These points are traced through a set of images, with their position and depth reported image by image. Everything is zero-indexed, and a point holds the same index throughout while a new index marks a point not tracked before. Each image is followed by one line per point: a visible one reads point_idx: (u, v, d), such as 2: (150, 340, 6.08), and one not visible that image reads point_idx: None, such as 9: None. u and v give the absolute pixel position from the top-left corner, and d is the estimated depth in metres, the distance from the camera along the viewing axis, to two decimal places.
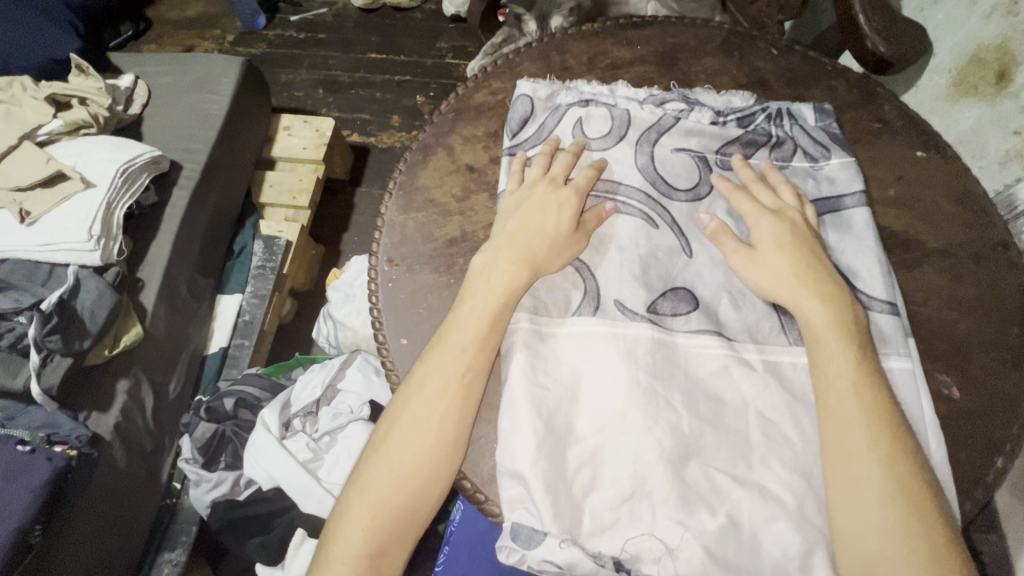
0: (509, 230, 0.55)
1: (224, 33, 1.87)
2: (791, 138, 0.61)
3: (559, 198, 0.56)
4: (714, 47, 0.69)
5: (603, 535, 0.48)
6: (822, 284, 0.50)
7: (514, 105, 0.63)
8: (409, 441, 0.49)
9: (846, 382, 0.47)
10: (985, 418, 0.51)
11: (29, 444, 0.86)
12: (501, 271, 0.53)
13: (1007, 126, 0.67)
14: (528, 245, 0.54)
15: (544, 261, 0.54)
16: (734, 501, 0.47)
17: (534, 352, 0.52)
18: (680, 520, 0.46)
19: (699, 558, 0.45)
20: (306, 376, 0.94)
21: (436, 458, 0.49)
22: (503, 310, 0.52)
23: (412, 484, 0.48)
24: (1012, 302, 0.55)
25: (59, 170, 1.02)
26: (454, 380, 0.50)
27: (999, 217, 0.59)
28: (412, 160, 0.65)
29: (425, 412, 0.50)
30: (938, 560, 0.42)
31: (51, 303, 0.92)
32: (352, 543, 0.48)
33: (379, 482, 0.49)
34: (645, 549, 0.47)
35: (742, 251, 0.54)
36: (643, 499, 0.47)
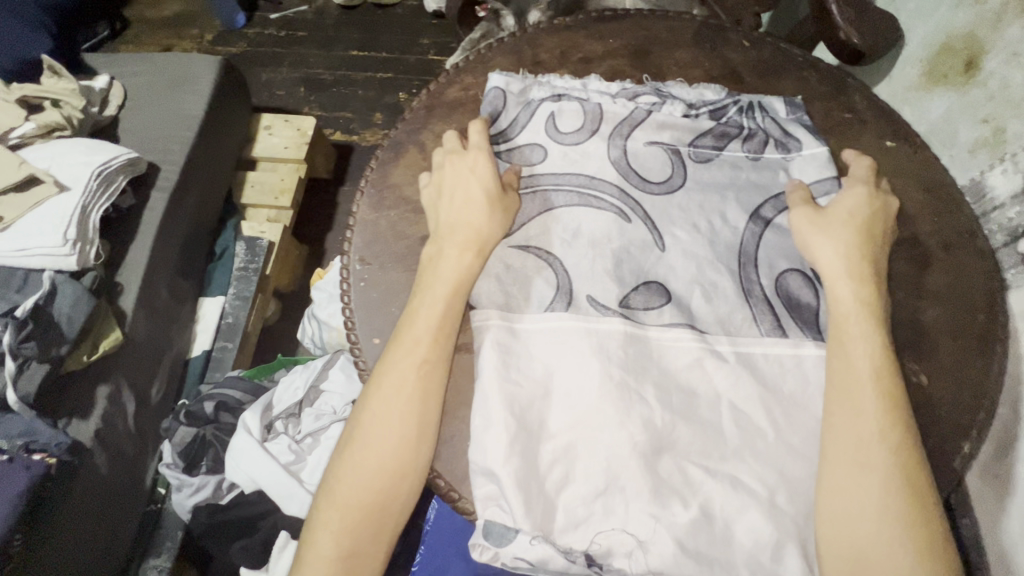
0: (443, 217, 0.57)
1: (202, 32, 1.84)
2: (762, 129, 0.61)
3: (465, 170, 0.57)
4: (687, 39, 0.68)
5: (575, 530, 0.48)
6: (866, 262, 0.52)
7: (486, 98, 0.63)
8: (370, 441, 0.50)
9: (864, 368, 0.48)
10: (952, 405, 0.52)
11: (6, 453, 0.85)
12: (448, 261, 0.54)
13: (976, 115, 0.67)
14: (469, 231, 0.55)
15: (488, 235, 0.55)
16: (706, 492, 0.47)
17: (507, 348, 0.51)
18: (652, 514, 0.47)
19: (671, 549, 0.46)
20: (289, 377, 0.94)
21: (400, 454, 0.49)
22: (456, 297, 0.53)
23: (381, 482, 0.49)
24: (978, 289, 0.55)
25: (32, 174, 1.01)
26: (411, 373, 0.51)
27: (966, 206, 0.59)
28: (383, 157, 0.64)
29: (386, 412, 0.50)
30: (925, 547, 0.44)
31: (26, 309, 0.91)
32: (324, 547, 0.48)
33: (347, 484, 0.49)
34: (616, 544, 0.47)
35: (807, 220, 0.54)
36: (616, 494, 0.47)
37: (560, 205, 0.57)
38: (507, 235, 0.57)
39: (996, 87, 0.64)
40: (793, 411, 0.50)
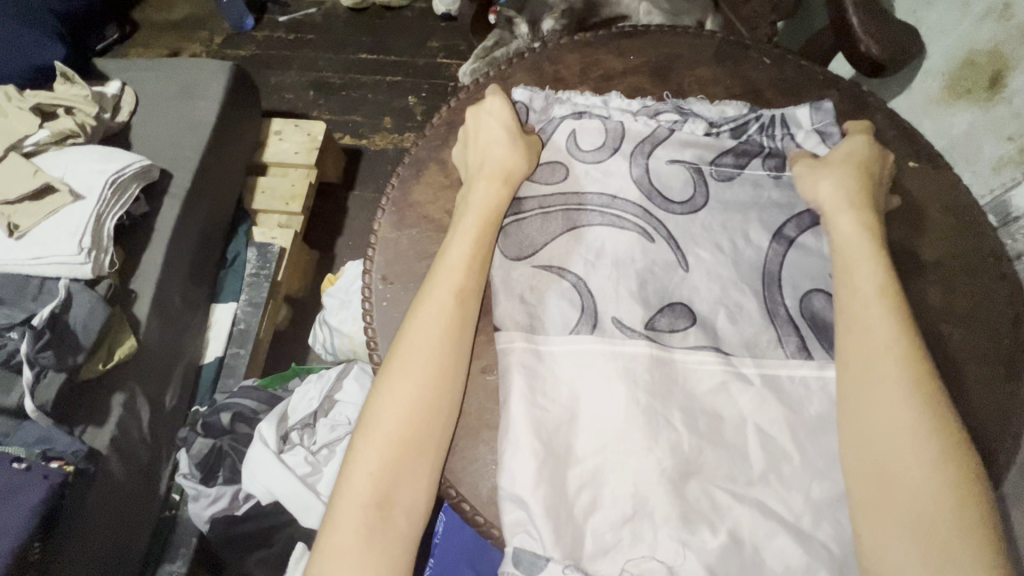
0: (473, 156, 0.60)
1: (211, 35, 1.84)
2: (785, 146, 0.61)
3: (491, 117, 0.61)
4: (707, 56, 0.68)
5: (605, 557, 0.47)
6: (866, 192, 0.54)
7: (507, 114, 0.63)
8: (403, 389, 0.50)
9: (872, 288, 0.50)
10: (976, 432, 0.51)
11: (25, 462, 0.86)
12: (480, 196, 0.57)
13: (1002, 133, 0.67)
14: (500, 164, 0.58)
15: (518, 173, 0.58)
16: (736, 517, 0.47)
17: (530, 370, 0.52)
18: (682, 540, 0.46)
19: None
20: (302, 388, 0.95)
21: (437, 386, 0.51)
22: (485, 233, 0.56)
23: (420, 414, 0.50)
24: (1002, 314, 0.55)
25: (47, 182, 1.01)
26: (447, 304, 0.53)
27: (990, 229, 0.58)
28: (404, 174, 0.64)
29: (417, 363, 0.51)
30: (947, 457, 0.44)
31: (43, 318, 0.92)
32: (361, 492, 0.48)
33: (384, 429, 0.49)
34: (646, 571, 0.46)
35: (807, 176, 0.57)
36: (644, 519, 0.47)
37: (592, 224, 0.57)
38: (529, 256, 0.57)
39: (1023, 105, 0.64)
40: (819, 437, 0.50)
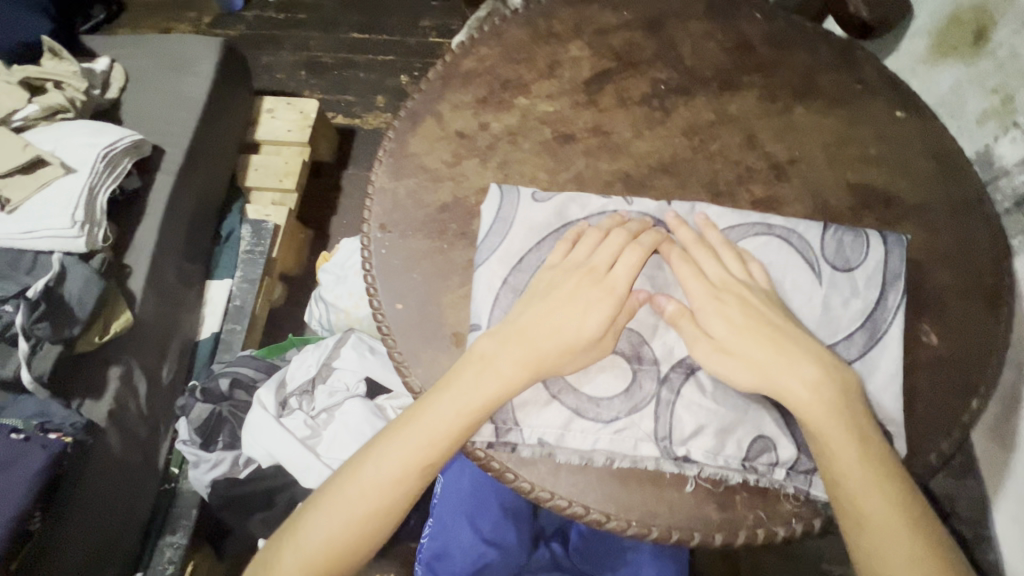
0: (520, 320, 0.49)
1: (200, 15, 1.82)
2: (830, 319, 0.50)
3: (590, 294, 0.48)
4: (699, 12, 0.67)
5: (549, 419, 0.48)
6: (804, 365, 0.45)
7: (501, 215, 0.54)
8: (354, 502, 0.47)
9: (820, 416, 0.44)
10: (962, 364, 0.52)
11: (22, 432, 0.86)
12: (496, 376, 0.47)
13: (984, 86, 0.69)
14: (534, 352, 0.47)
15: (552, 368, 0.48)
16: (684, 401, 0.47)
17: (505, 235, 0.53)
18: (625, 407, 0.48)
19: (644, 439, 0.47)
20: (300, 356, 0.94)
21: (389, 497, 0.47)
22: (479, 416, 0.47)
23: (364, 525, 0.47)
24: (986, 254, 0.56)
25: (38, 155, 1.00)
26: (412, 467, 0.47)
27: (974, 176, 0.59)
28: (400, 128, 0.61)
29: (381, 488, 0.47)
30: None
31: (37, 291, 0.91)
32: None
33: (316, 543, 0.46)
34: (581, 433, 0.47)
35: (707, 338, 0.47)
36: (593, 392, 0.48)
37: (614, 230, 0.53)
38: (529, 215, 0.54)
39: (1005, 57, 0.66)
40: None
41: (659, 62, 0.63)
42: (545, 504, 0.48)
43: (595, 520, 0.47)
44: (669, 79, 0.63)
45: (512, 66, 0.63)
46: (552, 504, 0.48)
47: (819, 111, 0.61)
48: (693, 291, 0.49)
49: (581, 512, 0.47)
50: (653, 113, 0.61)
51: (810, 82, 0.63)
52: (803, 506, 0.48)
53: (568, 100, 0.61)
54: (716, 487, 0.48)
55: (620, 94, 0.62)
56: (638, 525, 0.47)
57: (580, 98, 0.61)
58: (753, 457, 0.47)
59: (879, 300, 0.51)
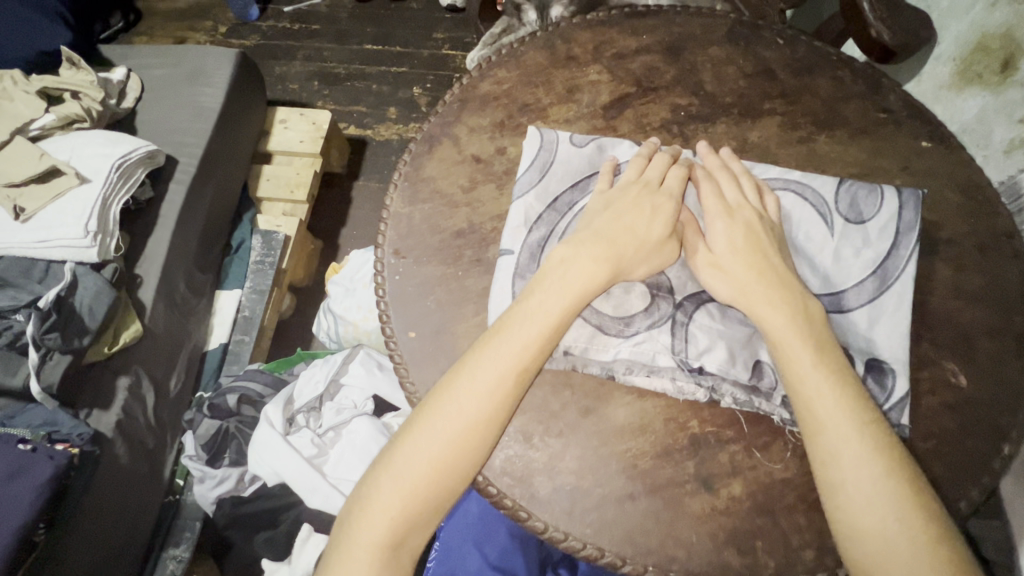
0: (595, 226, 0.51)
1: (216, 24, 1.84)
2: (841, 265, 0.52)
3: (653, 203, 0.52)
4: (720, 36, 0.66)
5: (569, 338, 0.50)
6: (776, 285, 0.48)
7: (534, 158, 0.56)
8: (444, 422, 0.46)
9: (783, 327, 0.47)
10: (991, 405, 0.51)
11: (30, 443, 0.85)
12: (582, 270, 0.49)
13: (1012, 115, 0.68)
14: (616, 244, 0.50)
15: (632, 263, 0.50)
16: (698, 323, 0.49)
17: (540, 175, 0.56)
18: (642, 325, 0.49)
19: (662, 351, 0.49)
20: (309, 371, 0.93)
21: (487, 419, 0.46)
22: (570, 314, 0.48)
23: (461, 454, 0.46)
24: (1016, 291, 0.54)
25: (53, 165, 1.01)
26: (509, 372, 0.46)
27: (1003, 209, 0.58)
28: (416, 151, 0.61)
29: (472, 403, 0.46)
30: (922, 531, 0.42)
31: (49, 301, 0.91)
32: (382, 521, 0.45)
33: (411, 465, 0.46)
34: (597, 351, 0.49)
35: (706, 255, 0.51)
36: (610, 314, 0.50)
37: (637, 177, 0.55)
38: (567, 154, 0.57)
39: None
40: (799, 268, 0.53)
41: (679, 88, 0.63)
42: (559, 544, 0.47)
43: (610, 563, 0.46)
44: (689, 105, 0.62)
45: (530, 90, 0.63)
46: (566, 545, 0.46)
47: (842, 140, 0.60)
48: (710, 209, 0.53)
49: (595, 554, 0.46)
50: (673, 140, 0.60)
51: (833, 110, 0.62)
52: (825, 553, 0.46)
53: (586, 125, 0.60)
54: (736, 531, 0.46)
55: (639, 120, 0.61)
56: (655, 570, 0.46)
57: (599, 123, 0.60)
58: (757, 378, 0.48)
59: (891, 250, 0.52)
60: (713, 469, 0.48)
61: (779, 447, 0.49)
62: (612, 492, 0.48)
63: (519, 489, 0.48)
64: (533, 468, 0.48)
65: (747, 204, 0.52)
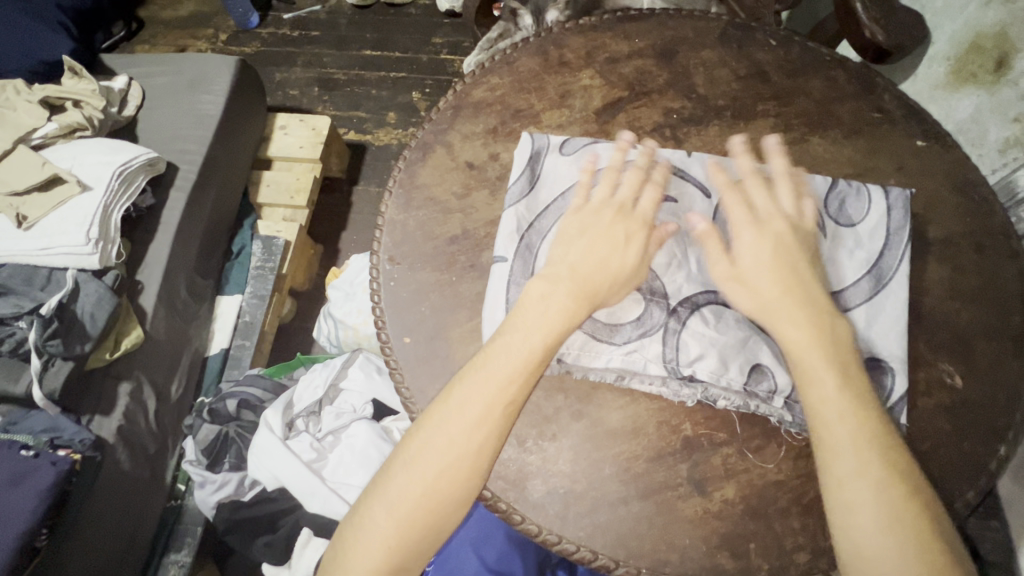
0: (571, 260, 0.49)
1: (217, 32, 1.85)
2: (834, 267, 0.52)
3: (628, 231, 0.50)
4: (713, 39, 0.66)
5: (562, 344, 0.50)
6: (804, 303, 0.47)
7: (524, 165, 0.56)
8: (435, 455, 0.45)
9: (803, 344, 0.46)
10: (987, 406, 0.50)
11: (33, 449, 0.86)
12: (561, 307, 0.46)
13: (1007, 114, 0.68)
14: (590, 279, 0.48)
15: (607, 295, 0.48)
16: (691, 329, 0.49)
17: (532, 182, 0.56)
18: (635, 330, 0.49)
19: (653, 360, 0.49)
20: (308, 376, 0.94)
21: (472, 466, 0.45)
22: (554, 347, 0.46)
23: (445, 495, 0.44)
24: (1012, 291, 0.54)
25: (55, 174, 1.02)
26: (496, 411, 0.45)
27: (999, 208, 0.58)
28: (410, 157, 0.61)
29: (462, 437, 0.45)
30: (926, 547, 0.41)
31: (50, 308, 0.92)
32: (374, 561, 0.44)
33: (405, 499, 0.45)
34: (591, 356, 0.49)
35: (726, 265, 0.49)
36: (603, 321, 0.50)
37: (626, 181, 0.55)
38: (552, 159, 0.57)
39: None
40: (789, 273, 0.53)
41: (672, 91, 0.63)
42: (553, 547, 0.47)
43: (603, 567, 0.46)
44: (682, 108, 0.62)
45: (524, 95, 0.63)
46: (560, 548, 0.46)
47: (836, 141, 0.60)
48: (734, 218, 0.51)
49: (589, 557, 0.46)
50: (665, 143, 0.60)
51: (827, 111, 0.62)
52: (820, 556, 0.46)
53: (579, 130, 0.61)
54: (729, 534, 0.46)
55: (632, 124, 0.61)
56: (648, 572, 0.46)
57: (592, 128, 0.61)
58: (754, 382, 0.48)
59: (884, 249, 0.53)
60: (706, 472, 0.48)
61: (772, 450, 0.49)
62: (605, 495, 0.48)
63: (513, 494, 0.48)
64: (527, 472, 0.48)
65: (777, 213, 0.51)
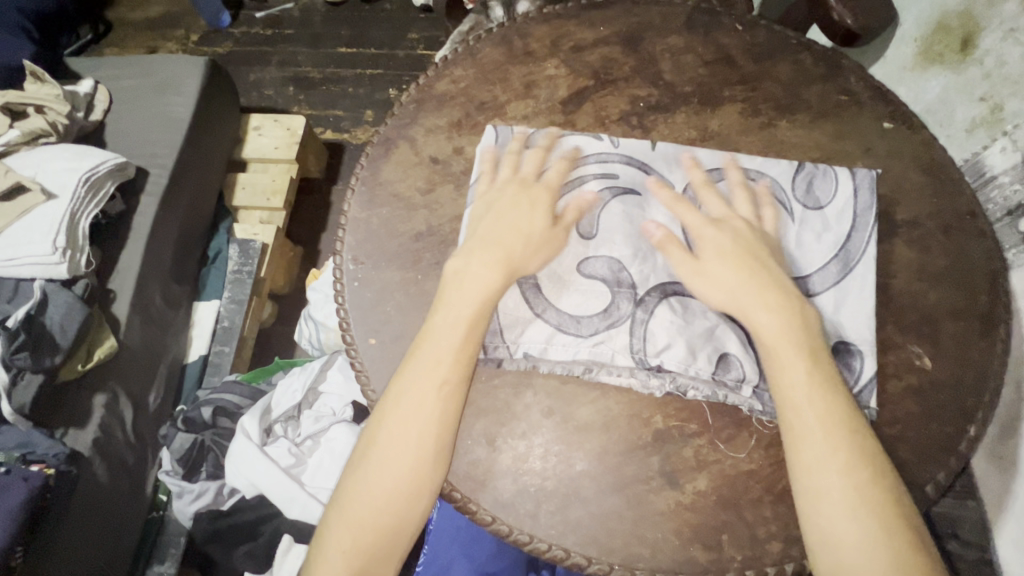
0: (481, 231, 0.50)
1: (187, 33, 1.81)
2: (803, 252, 0.52)
3: (532, 196, 0.52)
4: (678, 25, 0.65)
5: (528, 340, 0.49)
6: (770, 292, 0.46)
7: (488, 159, 0.56)
8: (387, 448, 0.45)
9: (774, 334, 0.45)
10: (957, 387, 0.50)
11: (3, 465, 0.83)
12: (478, 278, 0.48)
13: (973, 93, 0.67)
14: (502, 248, 0.49)
15: (522, 261, 0.49)
16: (659, 318, 0.48)
17: (495, 176, 0.55)
18: (602, 322, 0.49)
19: (620, 352, 0.48)
20: (286, 380, 0.92)
21: (418, 462, 0.45)
22: (479, 322, 0.47)
23: (395, 495, 0.45)
24: (980, 270, 0.54)
25: (18, 182, 0.99)
26: (429, 395, 0.46)
27: (966, 188, 0.57)
28: (373, 154, 0.60)
29: (401, 430, 0.45)
30: (891, 530, 0.41)
31: (17, 320, 0.89)
32: (335, 565, 0.44)
33: (360, 501, 0.45)
34: (559, 351, 0.48)
35: (691, 262, 0.49)
36: (569, 314, 0.49)
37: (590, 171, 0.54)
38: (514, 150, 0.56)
39: (992, 65, 0.64)
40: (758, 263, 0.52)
41: (638, 79, 0.62)
42: (525, 547, 0.46)
43: (575, 564, 0.45)
44: (649, 96, 0.61)
45: (488, 87, 0.62)
46: (532, 548, 0.46)
47: (803, 125, 0.60)
48: (690, 222, 0.50)
49: (561, 555, 0.45)
50: (632, 132, 0.59)
51: (794, 95, 0.61)
52: (793, 544, 0.45)
53: (544, 121, 0.60)
54: (702, 525, 0.46)
55: (598, 113, 0.60)
56: (621, 568, 0.45)
57: (557, 118, 0.60)
58: (722, 371, 0.47)
59: (851, 233, 0.52)
60: (678, 464, 0.48)
61: (743, 439, 0.48)
62: (576, 492, 0.47)
63: (482, 494, 0.47)
64: (497, 471, 0.47)
65: (734, 215, 0.50)
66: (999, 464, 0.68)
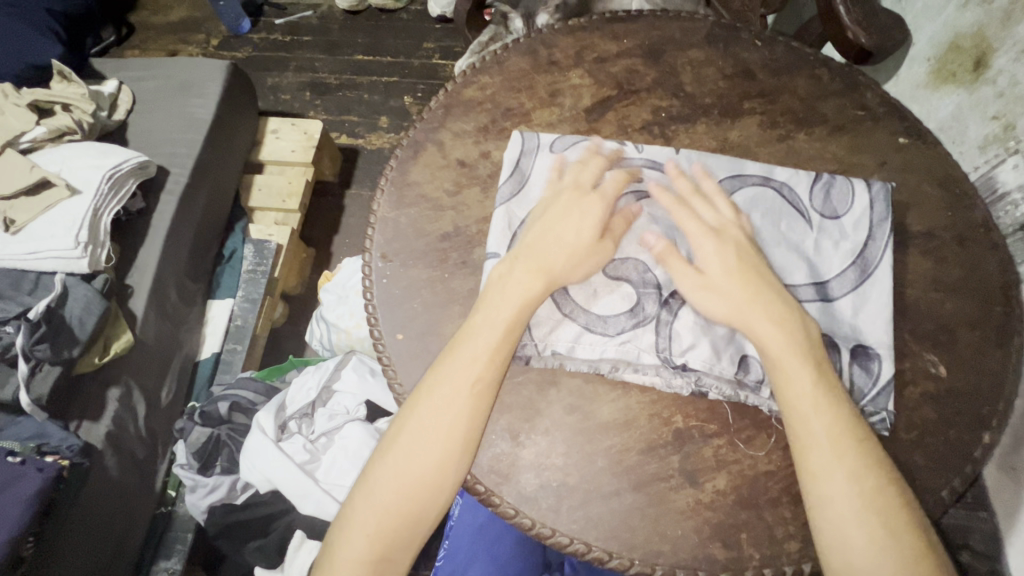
0: (528, 238, 0.52)
1: (208, 37, 1.85)
2: (820, 260, 0.53)
3: (583, 204, 0.53)
4: (700, 39, 0.67)
5: (554, 338, 0.50)
6: (770, 304, 0.48)
7: (516, 162, 0.57)
8: (420, 438, 0.46)
9: (780, 347, 0.46)
10: (972, 395, 0.51)
11: (19, 456, 0.84)
12: (521, 284, 0.49)
13: (986, 112, 0.69)
14: (544, 255, 0.51)
15: (564, 271, 0.50)
16: (683, 319, 0.49)
17: (524, 181, 0.57)
18: (630, 322, 0.50)
19: (646, 350, 0.49)
20: (301, 378, 0.94)
21: (446, 457, 0.46)
22: (518, 323, 0.49)
23: (422, 487, 0.46)
24: (995, 282, 0.55)
25: (43, 177, 1.00)
26: (463, 392, 0.47)
27: (979, 201, 0.59)
28: (402, 156, 0.61)
29: (433, 425, 0.46)
30: (903, 533, 0.42)
31: (38, 312, 0.91)
32: (359, 549, 0.46)
33: (386, 489, 0.46)
34: (585, 347, 0.50)
35: (695, 275, 0.50)
36: (595, 314, 0.50)
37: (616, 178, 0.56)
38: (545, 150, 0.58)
39: (1005, 84, 0.66)
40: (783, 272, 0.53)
41: (660, 90, 0.64)
42: (546, 541, 0.47)
43: (597, 559, 0.46)
44: (670, 106, 0.63)
45: (514, 94, 0.64)
46: (553, 541, 0.47)
47: (820, 138, 0.61)
48: (690, 231, 0.51)
49: (582, 549, 0.46)
50: (654, 141, 0.61)
51: (811, 108, 0.63)
52: (810, 545, 0.46)
53: (569, 128, 0.61)
54: (721, 523, 0.47)
55: (621, 122, 0.62)
56: (642, 564, 0.46)
57: (581, 126, 0.62)
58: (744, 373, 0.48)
59: (868, 241, 0.54)
60: (697, 463, 0.49)
61: (763, 440, 0.49)
62: (598, 488, 0.48)
63: (506, 487, 0.48)
64: (519, 466, 0.49)
65: (728, 224, 0.51)
66: (1012, 476, 0.69)
